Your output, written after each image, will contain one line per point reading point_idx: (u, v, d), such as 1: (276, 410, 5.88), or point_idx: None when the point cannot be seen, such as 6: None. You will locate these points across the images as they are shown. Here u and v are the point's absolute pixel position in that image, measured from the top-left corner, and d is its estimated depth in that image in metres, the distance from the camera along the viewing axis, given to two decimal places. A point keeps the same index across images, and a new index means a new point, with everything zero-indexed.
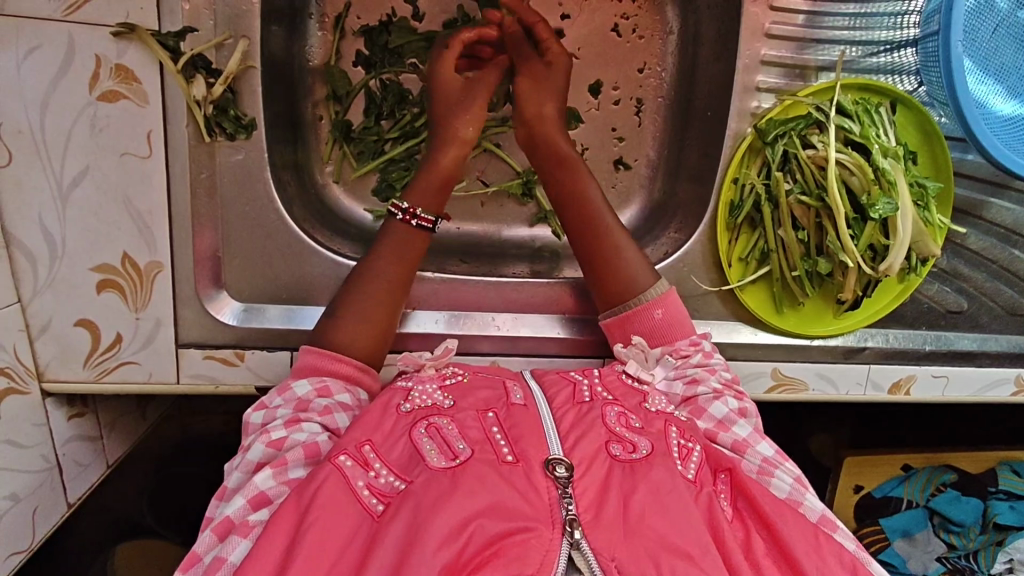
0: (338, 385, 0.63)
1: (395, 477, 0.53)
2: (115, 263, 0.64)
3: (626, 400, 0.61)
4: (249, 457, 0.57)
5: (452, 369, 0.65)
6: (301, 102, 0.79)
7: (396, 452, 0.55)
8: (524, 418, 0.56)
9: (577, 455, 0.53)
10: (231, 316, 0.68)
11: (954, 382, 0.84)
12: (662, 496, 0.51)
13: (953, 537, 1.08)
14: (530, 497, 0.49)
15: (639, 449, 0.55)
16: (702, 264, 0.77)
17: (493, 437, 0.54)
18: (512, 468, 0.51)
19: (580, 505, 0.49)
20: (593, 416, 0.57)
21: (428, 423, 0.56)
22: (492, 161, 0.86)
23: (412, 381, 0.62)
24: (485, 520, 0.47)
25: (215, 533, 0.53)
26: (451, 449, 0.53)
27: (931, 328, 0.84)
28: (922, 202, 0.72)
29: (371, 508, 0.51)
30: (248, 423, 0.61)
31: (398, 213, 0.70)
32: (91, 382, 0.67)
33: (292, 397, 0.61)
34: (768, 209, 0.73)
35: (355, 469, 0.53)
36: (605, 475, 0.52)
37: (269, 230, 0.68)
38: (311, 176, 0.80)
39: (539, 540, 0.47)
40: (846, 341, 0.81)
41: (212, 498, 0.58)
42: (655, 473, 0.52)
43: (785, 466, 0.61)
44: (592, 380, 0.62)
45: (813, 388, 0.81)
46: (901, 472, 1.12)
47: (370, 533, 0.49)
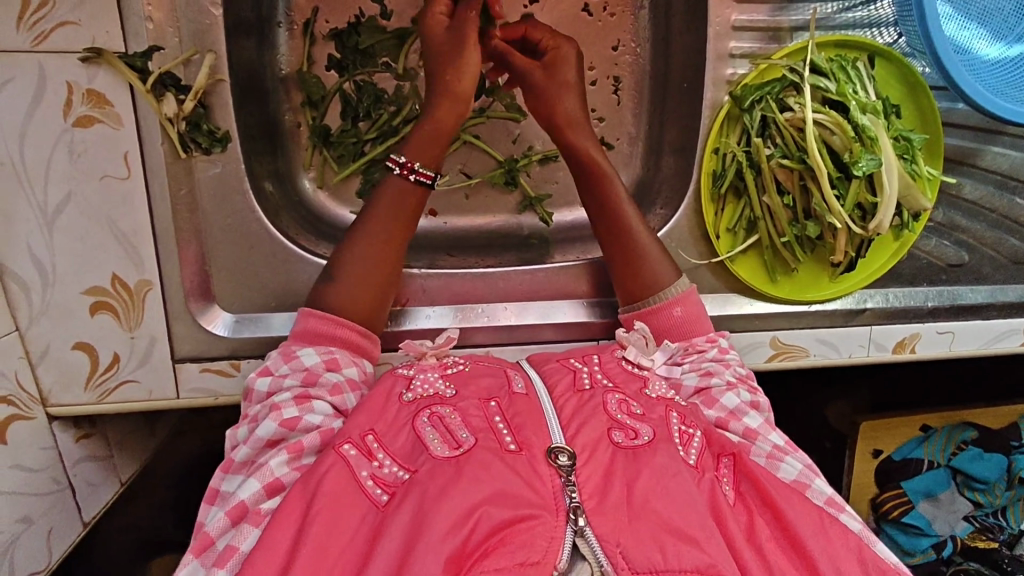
0: (346, 359, 0.64)
1: (399, 467, 0.53)
2: (106, 284, 0.65)
3: (628, 386, 0.60)
4: (259, 433, 0.57)
5: (453, 358, 0.65)
6: (278, 110, 0.79)
7: (399, 442, 0.55)
8: (525, 406, 0.56)
9: (580, 442, 0.52)
10: (223, 327, 0.69)
11: (961, 338, 0.83)
12: (665, 481, 0.50)
13: (979, 496, 1.10)
14: (535, 484, 0.49)
15: (641, 434, 0.54)
16: (690, 239, 0.76)
17: (496, 426, 0.54)
18: (515, 456, 0.51)
19: (583, 494, 0.49)
20: (594, 403, 0.56)
21: (430, 411, 0.56)
22: (473, 154, 0.86)
23: (414, 369, 0.63)
24: (491, 507, 0.47)
25: (229, 517, 0.53)
26: (454, 438, 0.53)
27: (932, 283, 0.82)
28: (908, 155, 0.70)
29: (376, 498, 0.51)
30: (252, 391, 0.62)
31: (398, 168, 0.69)
32: (93, 403, 0.68)
33: (300, 366, 0.62)
34: (751, 176, 0.71)
35: (359, 458, 0.53)
36: (608, 461, 0.51)
37: (252, 240, 0.69)
38: (294, 184, 0.81)
39: (545, 527, 0.47)
40: (845, 304, 0.80)
41: (219, 471, 0.59)
42: (658, 458, 0.52)
43: (792, 453, 0.61)
44: (593, 367, 0.62)
45: (814, 354, 0.80)
46: (920, 433, 1.12)
47: (376, 523, 0.50)
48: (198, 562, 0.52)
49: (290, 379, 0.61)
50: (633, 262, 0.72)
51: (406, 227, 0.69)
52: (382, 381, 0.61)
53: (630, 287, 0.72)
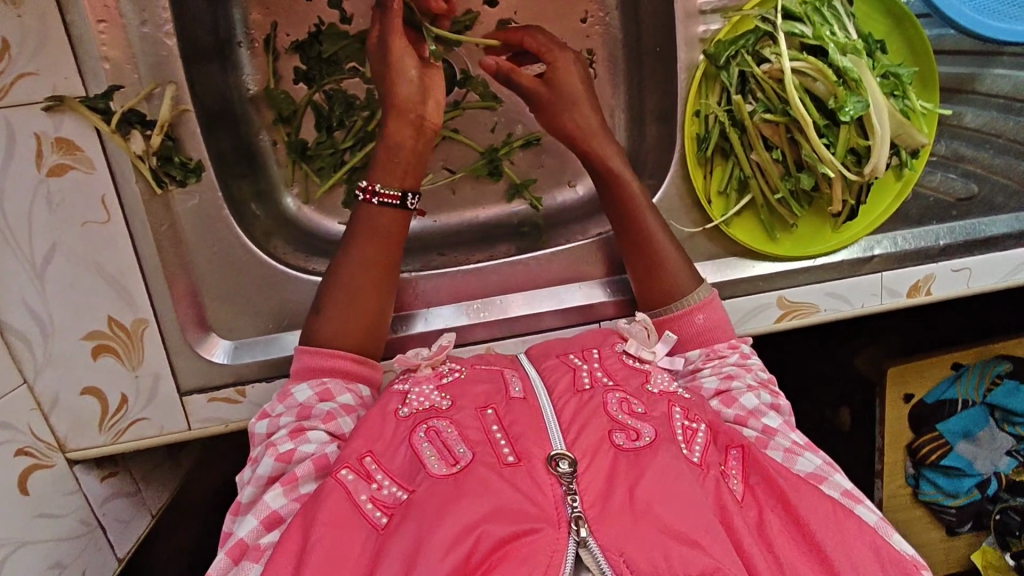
0: (339, 386, 0.64)
1: (398, 487, 0.54)
2: (104, 327, 0.66)
3: (628, 383, 0.60)
4: (258, 472, 0.58)
5: (449, 365, 0.65)
6: (251, 131, 0.79)
7: (397, 460, 0.55)
8: (524, 412, 0.55)
9: (580, 448, 0.52)
10: (223, 355, 0.69)
11: (977, 273, 0.80)
12: (669, 481, 0.50)
13: (1020, 429, 1.08)
14: (535, 497, 0.49)
15: (642, 435, 0.54)
16: (682, 208, 0.74)
17: (493, 437, 0.54)
18: (513, 469, 0.51)
19: (585, 502, 0.49)
20: (594, 404, 0.56)
21: (427, 426, 0.56)
22: (453, 148, 0.85)
23: (409, 382, 0.63)
24: (490, 525, 0.47)
25: (229, 557, 0.53)
26: (451, 454, 0.53)
27: (942, 220, 0.79)
28: (899, 92, 0.66)
29: (376, 521, 0.52)
30: (254, 434, 0.62)
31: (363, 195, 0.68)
32: (109, 444, 0.69)
33: (294, 403, 0.62)
34: (735, 135, 0.69)
35: (358, 482, 0.54)
36: (610, 466, 0.51)
37: (239, 266, 0.69)
38: (277, 202, 0.80)
39: (546, 539, 0.47)
40: (852, 253, 0.78)
41: (228, 513, 0.59)
42: (661, 457, 0.51)
43: (811, 449, 0.60)
44: (592, 364, 0.61)
45: (825, 309, 0.78)
46: (951, 372, 1.10)
47: (376, 549, 0.50)
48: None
49: (286, 415, 0.62)
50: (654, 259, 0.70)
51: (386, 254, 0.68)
52: (379, 402, 0.62)
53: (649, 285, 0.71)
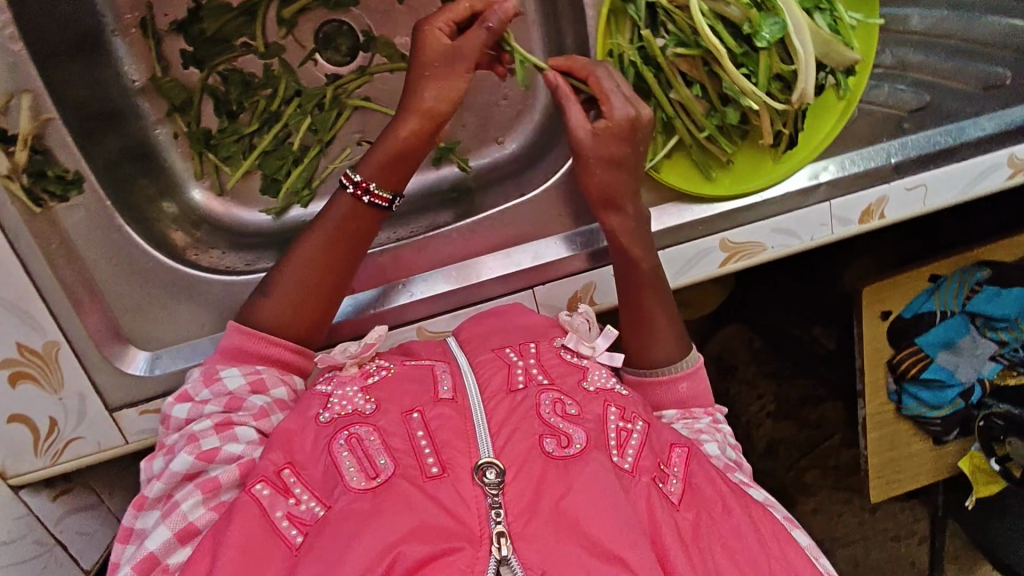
0: (274, 378, 0.64)
1: (316, 502, 0.54)
2: (15, 354, 0.64)
3: (564, 381, 0.61)
4: (175, 469, 0.56)
5: (377, 363, 0.66)
6: (144, 125, 0.74)
7: (317, 472, 0.55)
8: (453, 420, 0.56)
9: (507, 457, 0.53)
10: (141, 366, 0.67)
11: (934, 189, 0.74)
12: (595, 490, 0.51)
13: (1002, 334, 1.05)
14: (457, 512, 0.50)
15: (573, 442, 0.55)
16: (609, 159, 0.70)
17: (417, 444, 0.54)
18: (436, 482, 0.52)
19: (509, 515, 0.50)
20: (526, 406, 0.57)
21: (348, 433, 0.56)
22: (368, 118, 0.78)
23: (332, 385, 0.63)
24: (408, 546, 0.48)
25: (136, 568, 0.52)
26: (372, 466, 0.54)
27: (894, 136, 0.73)
28: (822, 5, 0.60)
29: (291, 539, 0.52)
30: (170, 419, 0.61)
31: (352, 186, 0.66)
32: (48, 467, 0.68)
33: (223, 391, 0.61)
34: (650, 74, 0.63)
35: (275, 497, 0.54)
36: (537, 475, 0.52)
37: (147, 273, 0.67)
38: (184, 198, 0.76)
39: (464, 559, 0.48)
40: (797, 183, 0.73)
41: (132, 506, 0.57)
42: (589, 466, 0.52)
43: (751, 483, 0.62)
44: (528, 362, 0.62)
45: (772, 246, 0.74)
46: (929, 284, 1.06)
47: (290, 567, 0.51)
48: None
49: (212, 403, 0.61)
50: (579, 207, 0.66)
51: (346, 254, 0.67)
52: (301, 404, 0.62)
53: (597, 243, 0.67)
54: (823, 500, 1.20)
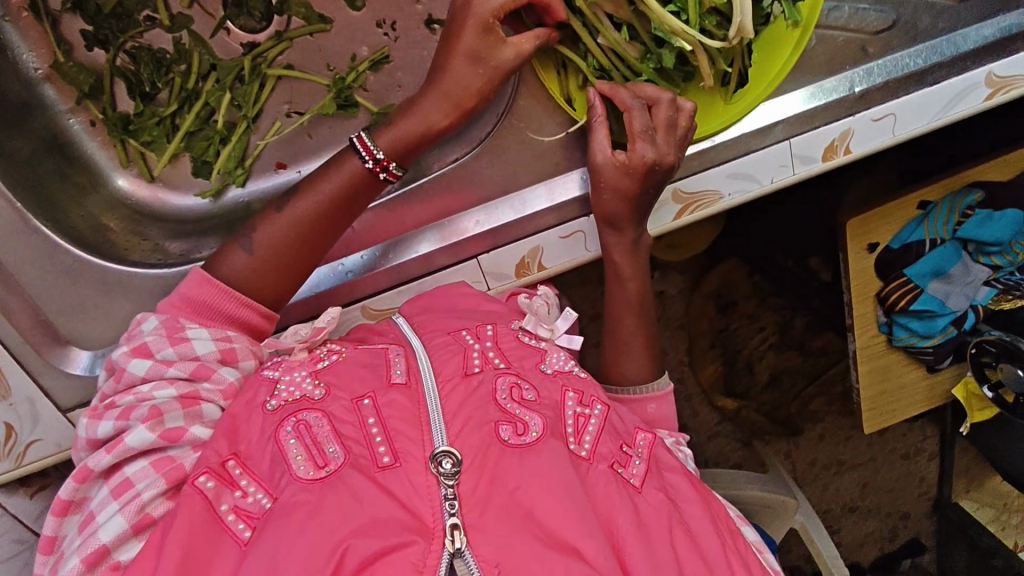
0: (245, 350, 0.63)
1: (263, 494, 0.53)
2: None
3: (523, 364, 0.62)
4: (132, 441, 0.55)
5: (328, 348, 0.65)
6: (53, 117, 0.71)
7: (263, 460, 0.55)
8: (405, 407, 0.56)
9: (462, 444, 0.53)
10: (83, 366, 0.65)
11: (903, 117, 0.69)
12: (548, 478, 0.52)
13: (995, 258, 1.02)
14: (411, 504, 0.50)
15: (529, 430, 0.55)
16: (544, 112, 0.69)
17: (369, 432, 0.54)
18: (387, 472, 0.52)
19: (463, 508, 0.50)
20: (482, 391, 0.57)
21: (297, 419, 0.56)
22: (296, 87, 0.75)
23: (281, 369, 0.62)
24: (358, 541, 0.47)
25: (86, 555, 0.51)
26: (321, 454, 0.54)
27: (859, 62, 0.67)
28: None
29: (238, 533, 0.52)
30: (125, 374, 0.58)
31: (370, 161, 0.63)
32: (14, 470, 0.69)
33: (191, 356, 0.59)
34: (575, 21, 0.59)
35: (219, 489, 0.53)
36: (491, 462, 0.53)
37: (74, 272, 0.65)
38: (109, 189, 0.74)
39: (414, 553, 0.48)
40: (752, 125, 0.67)
41: (76, 476, 0.55)
42: (544, 454, 0.53)
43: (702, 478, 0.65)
44: (485, 343, 0.62)
45: (730, 193, 0.69)
46: (918, 212, 1.01)
47: (238, 561, 0.50)
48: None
49: (177, 368, 0.58)
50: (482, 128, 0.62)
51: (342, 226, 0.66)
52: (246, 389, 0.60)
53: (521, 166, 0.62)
54: (829, 426, 1.23)
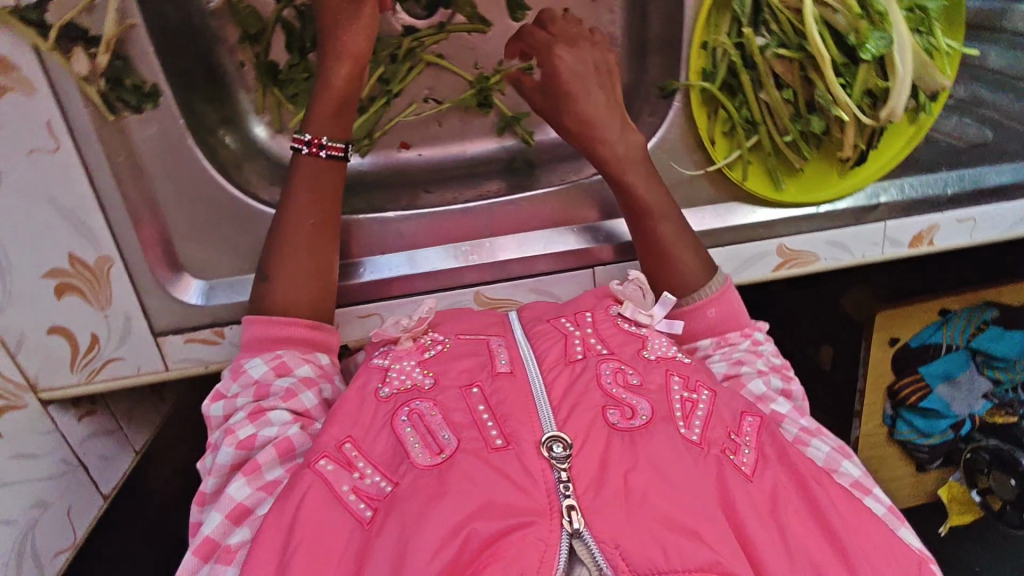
0: (295, 358, 0.60)
1: (381, 477, 0.51)
2: (65, 265, 0.62)
3: (623, 352, 0.60)
4: (220, 462, 0.54)
5: (430, 337, 0.64)
6: (214, 50, 0.71)
7: (378, 447, 0.54)
8: (511, 391, 0.54)
9: (571, 430, 0.51)
10: (197, 296, 0.67)
11: (983, 224, 0.76)
12: (664, 467, 0.49)
13: (997, 373, 1.07)
14: (525, 488, 0.47)
15: (638, 413, 0.53)
16: (683, 146, 0.69)
17: (481, 418, 0.53)
18: (502, 453, 0.50)
19: (578, 488, 0.47)
20: (587, 377, 0.55)
21: (409, 409, 0.55)
22: (440, 76, 0.78)
23: (389, 359, 0.62)
24: (479, 523, 0.45)
25: (199, 554, 0.49)
26: (436, 441, 0.52)
27: (953, 167, 0.75)
28: (924, 27, 0.60)
29: (360, 515, 0.49)
30: (209, 417, 0.58)
31: (305, 147, 0.65)
32: (83, 385, 0.67)
33: (250, 380, 0.58)
34: (744, 72, 0.63)
35: (339, 472, 0.52)
36: (604, 448, 0.50)
37: (210, 201, 0.65)
38: (246, 132, 0.74)
39: (537, 534, 0.45)
40: (856, 201, 0.74)
41: (193, 505, 0.55)
42: (655, 441, 0.51)
43: (821, 434, 0.60)
44: (586, 331, 0.61)
45: (825, 258, 0.75)
46: (940, 318, 1.05)
47: (361, 543, 0.48)
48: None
49: (242, 396, 0.57)
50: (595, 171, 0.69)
51: (331, 200, 0.65)
52: (359, 378, 0.60)
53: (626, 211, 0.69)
54: None
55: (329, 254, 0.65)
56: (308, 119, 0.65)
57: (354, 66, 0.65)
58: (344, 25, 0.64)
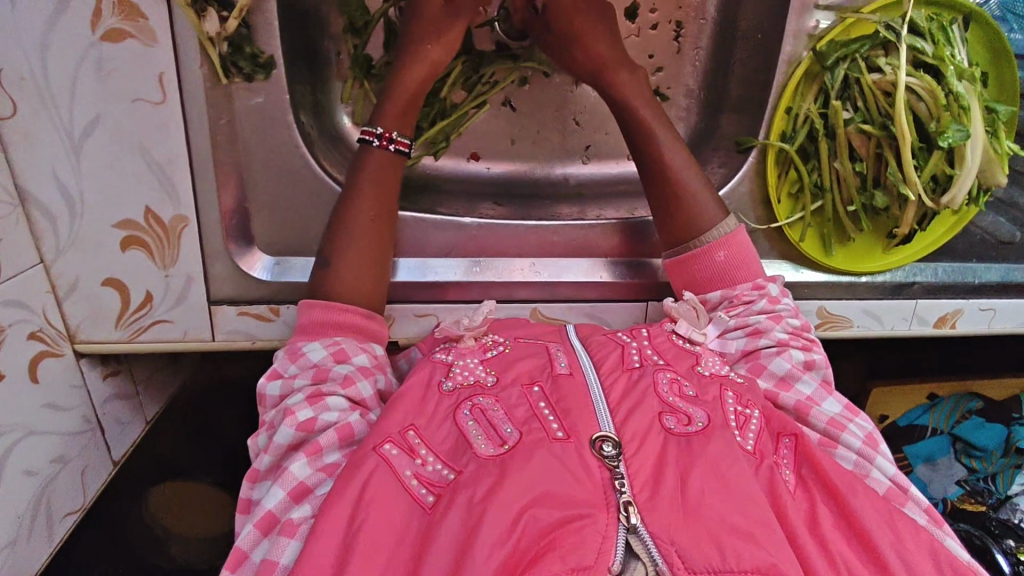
0: (353, 346, 0.60)
1: (443, 465, 0.50)
2: (138, 218, 0.61)
3: (679, 365, 0.58)
4: (277, 441, 0.53)
5: (492, 338, 0.62)
6: (318, 36, 0.72)
7: (441, 437, 0.52)
8: (573, 390, 0.53)
9: (629, 431, 0.49)
10: (264, 271, 0.66)
11: (1001, 315, 0.81)
12: (721, 471, 0.47)
13: (974, 462, 1.05)
14: (583, 481, 0.46)
15: (694, 421, 0.51)
16: (749, 201, 0.73)
17: (541, 412, 0.51)
18: (563, 445, 0.48)
19: (634, 485, 0.46)
20: (644, 385, 0.54)
21: (472, 403, 0.53)
22: (522, 92, 0.78)
23: (453, 354, 0.59)
24: (538, 510, 0.44)
25: (258, 527, 0.49)
26: (498, 434, 0.50)
27: (982, 259, 0.80)
28: (992, 129, 0.66)
29: (421, 499, 0.48)
30: (264, 396, 0.58)
31: (376, 139, 0.64)
32: (125, 342, 0.65)
33: (307, 364, 0.58)
34: (824, 140, 0.68)
35: (401, 457, 0.50)
36: (660, 451, 0.49)
37: (294, 179, 0.65)
38: (330, 120, 0.75)
39: (595, 527, 0.43)
40: (894, 277, 0.77)
41: (245, 479, 0.55)
42: (713, 446, 0.49)
43: (853, 415, 0.59)
44: (642, 343, 0.60)
45: (858, 325, 0.78)
46: (928, 400, 1.07)
47: (422, 528, 0.46)
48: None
49: (299, 378, 0.57)
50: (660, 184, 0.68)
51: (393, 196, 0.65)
52: (419, 371, 0.58)
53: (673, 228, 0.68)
54: None
55: (388, 247, 0.65)
56: (378, 114, 0.65)
57: (428, 71, 0.66)
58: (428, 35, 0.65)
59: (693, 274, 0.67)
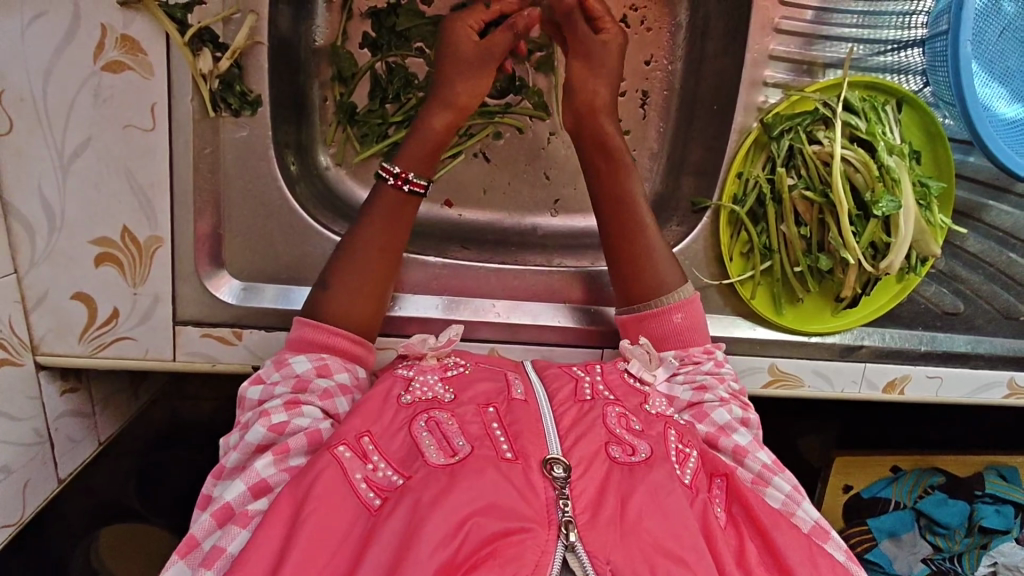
0: (338, 365, 0.62)
1: (393, 471, 0.51)
2: (115, 236, 0.64)
3: (628, 400, 0.59)
4: (248, 439, 0.56)
5: (454, 359, 0.63)
6: (307, 82, 0.78)
7: (395, 445, 0.53)
8: (524, 413, 0.54)
9: (576, 455, 0.51)
10: (230, 294, 0.68)
11: (949, 383, 0.82)
12: (659, 498, 0.49)
13: (939, 539, 1.01)
14: (527, 496, 0.48)
15: (638, 451, 0.53)
16: (704, 258, 0.77)
17: (493, 433, 0.53)
18: (510, 464, 0.50)
19: (576, 506, 0.48)
20: (594, 415, 0.55)
21: (427, 416, 0.55)
22: (495, 145, 0.83)
23: (414, 370, 0.61)
24: (482, 519, 0.46)
25: (215, 518, 0.52)
26: (450, 446, 0.52)
27: (927, 328, 0.82)
28: (925, 202, 0.72)
29: (368, 501, 0.50)
30: (244, 398, 0.60)
31: (392, 177, 0.68)
32: (86, 356, 0.66)
33: (291, 374, 0.60)
34: (771, 205, 0.73)
35: (354, 460, 0.52)
36: (602, 477, 0.50)
37: (271, 210, 0.69)
38: (313, 160, 0.79)
39: (535, 540, 0.45)
40: (843, 339, 0.79)
41: (211, 475, 0.57)
42: (654, 475, 0.51)
43: (780, 471, 0.60)
44: (594, 377, 0.61)
45: (810, 385, 0.79)
46: (889, 473, 1.04)
47: (367, 530, 0.48)
48: (183, 563, 0.51)
49: (280, 386, 0.59)
50: (623, 218, 0.71)
51: (394, 233, 0.67)
52: (380, 382, 0.60)
53: (627, 278, 0.70)
54: None
55: (387, 281, 0.67)
56: (397, 156, 0.69)
57: (454, 115, 0.71)
58: (466, 73, 0.70)
59: (648, 333, 0.69)
